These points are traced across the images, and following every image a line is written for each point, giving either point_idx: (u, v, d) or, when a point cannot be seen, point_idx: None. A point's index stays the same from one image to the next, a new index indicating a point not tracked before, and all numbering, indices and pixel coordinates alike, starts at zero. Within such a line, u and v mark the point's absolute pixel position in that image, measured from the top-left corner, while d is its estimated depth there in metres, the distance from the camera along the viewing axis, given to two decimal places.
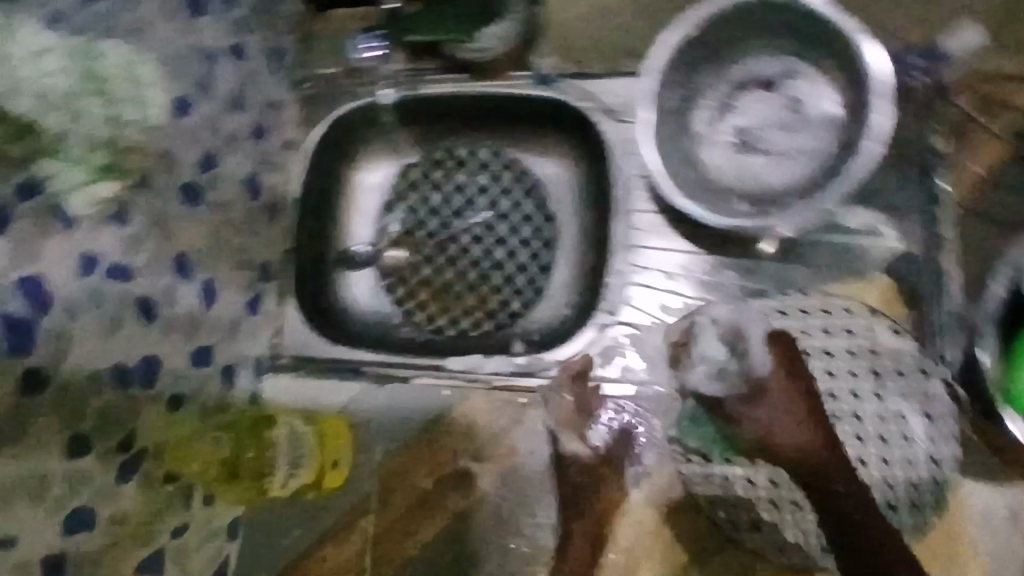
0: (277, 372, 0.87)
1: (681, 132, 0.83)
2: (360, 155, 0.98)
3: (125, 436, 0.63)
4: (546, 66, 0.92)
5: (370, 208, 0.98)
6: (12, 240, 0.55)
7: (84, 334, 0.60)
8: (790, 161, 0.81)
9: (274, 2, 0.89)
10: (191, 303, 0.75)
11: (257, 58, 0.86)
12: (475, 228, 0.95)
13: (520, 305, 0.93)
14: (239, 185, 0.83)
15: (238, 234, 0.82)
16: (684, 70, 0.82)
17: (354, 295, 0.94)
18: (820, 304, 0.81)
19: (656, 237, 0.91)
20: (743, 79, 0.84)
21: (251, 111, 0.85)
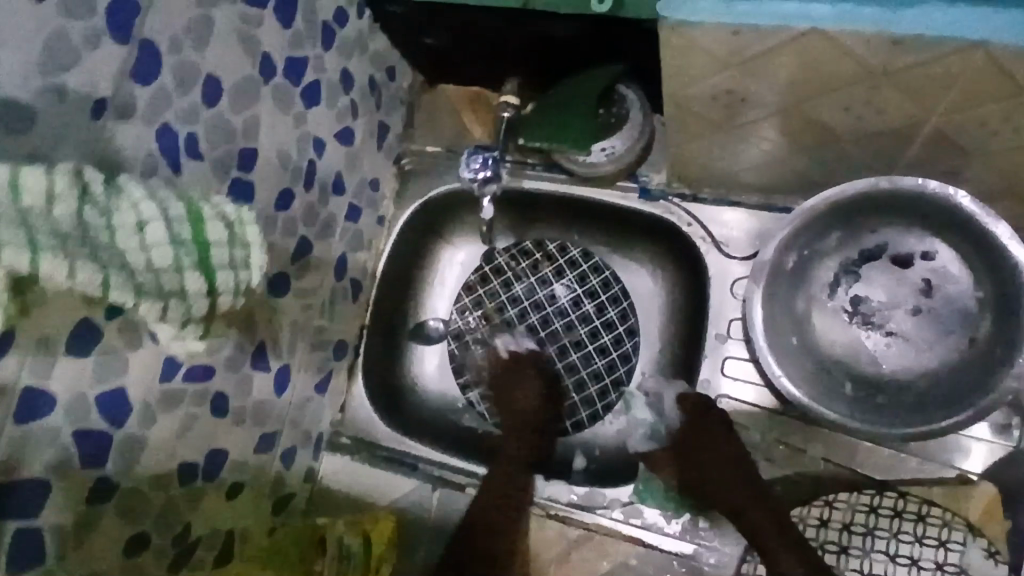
0: (334, 452, 0.89)
1: (794, 293, 0.71)
2: (450, 233, 1.00)
3: (180, 530, 0.67)
4: (654, 179, 0.86)
5: (450, 286, 1.00)
6: (96, 359, 0.55)
7: (155, 439, 0.62)
8: (912, 350, 0.68)
9: (385, 81, 0.88)
10: (266, 391, 0.76)
11: (362, 137, 0.86)
12: (554, 327, 0.95)
13: (588, 416, 0.92)
14: (329, 267, 0.84)
15: (319, 316, 0.83)
16: (811, 229, 0.68)
17: (421, 373, 0.98)
18: (922, 510, 0.70)
19: (739, 386, 0.80)
20: (875, 245, 0.69)
21: (350, 192, 0.85)
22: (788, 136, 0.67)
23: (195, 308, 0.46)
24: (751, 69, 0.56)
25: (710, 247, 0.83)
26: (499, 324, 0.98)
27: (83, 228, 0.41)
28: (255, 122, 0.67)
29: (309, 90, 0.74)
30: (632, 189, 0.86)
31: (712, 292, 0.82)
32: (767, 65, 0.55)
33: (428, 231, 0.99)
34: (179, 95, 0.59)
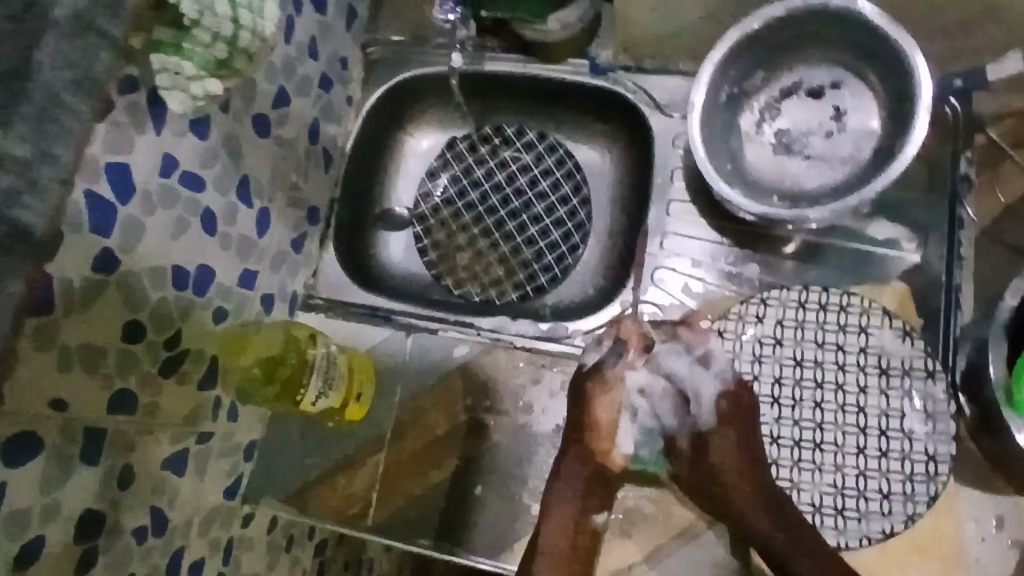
0: (309, 310, 0.93)
1: (727, 127, 0.81)
2: (412, 123, 1.06)
3: (171, 334, 0.70)
4: (603, 55, 0.96)
5: (414, 173, 1.06)
6: (109, 126, 0.59)
7: (151, 231, 0.66)
8: (829, 168, 0.79)
9: None
10: (247, 227, 0.80)
11: (334, 11, 0.92)
12: (515, 204, 1.03)
13: (549, 278, 1.00)
14: (303, 127, 0.89)
15: (295, 172, 0.88)
16: (739, 67, 0.79)
17: (388, 252, 1.03)
18: (837, 301, 0.80)
19: (688, 225, 0.89)
20: (792, 84, 0.81)
21: (322, 61, 0.91)
22: None
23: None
24: None
25: (653, 110, 0.93)
26: (461, 204, 1.04)
27: None
28: None
29: None
30: (583, 64, 0.96)
31: (657, 148, 0.92)
32: None
33: (390, 121, 1.05)
34: None
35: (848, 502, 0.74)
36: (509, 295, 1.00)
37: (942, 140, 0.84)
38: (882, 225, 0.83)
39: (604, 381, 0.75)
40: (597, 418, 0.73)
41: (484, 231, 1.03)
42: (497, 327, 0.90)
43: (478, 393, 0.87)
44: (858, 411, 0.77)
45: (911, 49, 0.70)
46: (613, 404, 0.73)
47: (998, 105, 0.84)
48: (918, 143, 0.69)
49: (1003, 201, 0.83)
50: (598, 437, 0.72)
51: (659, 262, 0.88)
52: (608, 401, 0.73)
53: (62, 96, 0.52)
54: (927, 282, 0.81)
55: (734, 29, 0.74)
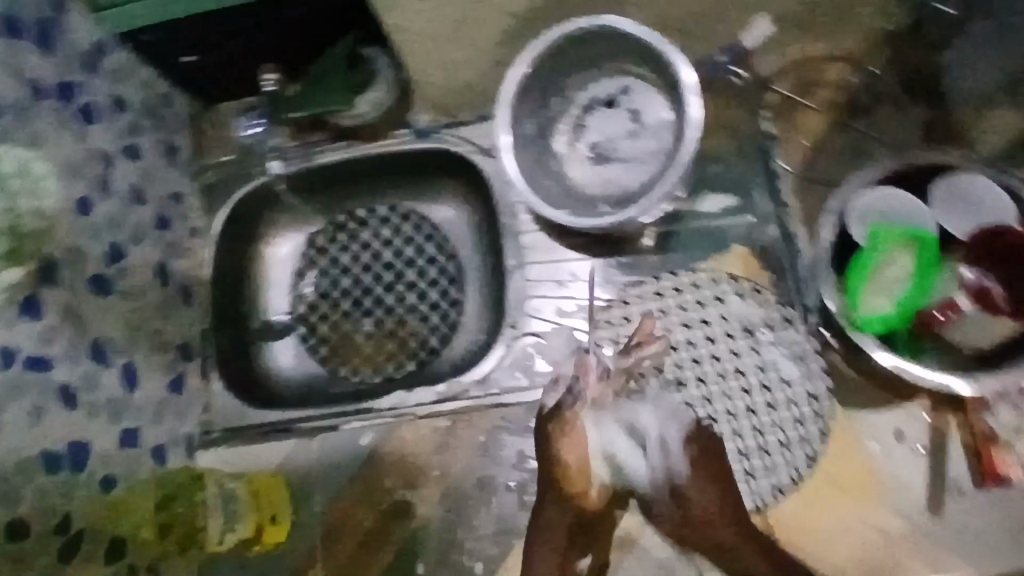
0: (209, 446, 0.92)
1: (544, 154, 0.86)
2: (268, 232, 1.06)
3: (57, 520, 0.68)
4: (422, 119, 0.99)
5: (283, 279, 1.06)
6: None
7: (6, 426, 0.65)
8: (642, 165, 0.85)
9: (161, 105, 0.97)
10: (114, 388, 0.80)
11: (151, 154, 0.94)
12: (387, 277, 1.04)
13: (442, 336, 1.02)
14: (150, 273, 0.89)
15: (153, 318, 0.89)
16: (536, 97, 0.85)
17: (278, 362, 1.02)
18: (689, 280, 0.88)
19: (544, 253, 0.92)
20: (589, 101, 0.87)
21: (153, 204, 0.93)
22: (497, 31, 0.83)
23: None
24: None
25: (483, 157, 0.97)
26: (336, 294, 1.05)
27: None
28: (34, 134, 0.74)
29: (85, 110, 0.83)
30: (406, 133, 1.00)
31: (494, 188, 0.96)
32: None
33: (247, 237, 1.05)
34: None
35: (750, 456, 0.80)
36: (407, 365, 1.02)
37: (739, 107, 0.91)
38: (709, 198, 0.89)
39: (564, 422, 0.75)
40: (565, 458, 0.73)
41: (365, 312, 1.04)
42: (396, 403, 0.89)
43: (395, 473, 0.87)
44: (737, 374, 0.84)
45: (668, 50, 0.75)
46: (580, 444, 0.73)
47: (779, 59, 0.91)
48: (698, 126, 0.76)
49: (806, 145, 0.89)
50: (574, 479, 0.72)
51: (530, 293, 0.91)
52: (571, 443, 0.73)
53: None
54: (763, 238, 0.87)
55: (515, 67, 0.79)
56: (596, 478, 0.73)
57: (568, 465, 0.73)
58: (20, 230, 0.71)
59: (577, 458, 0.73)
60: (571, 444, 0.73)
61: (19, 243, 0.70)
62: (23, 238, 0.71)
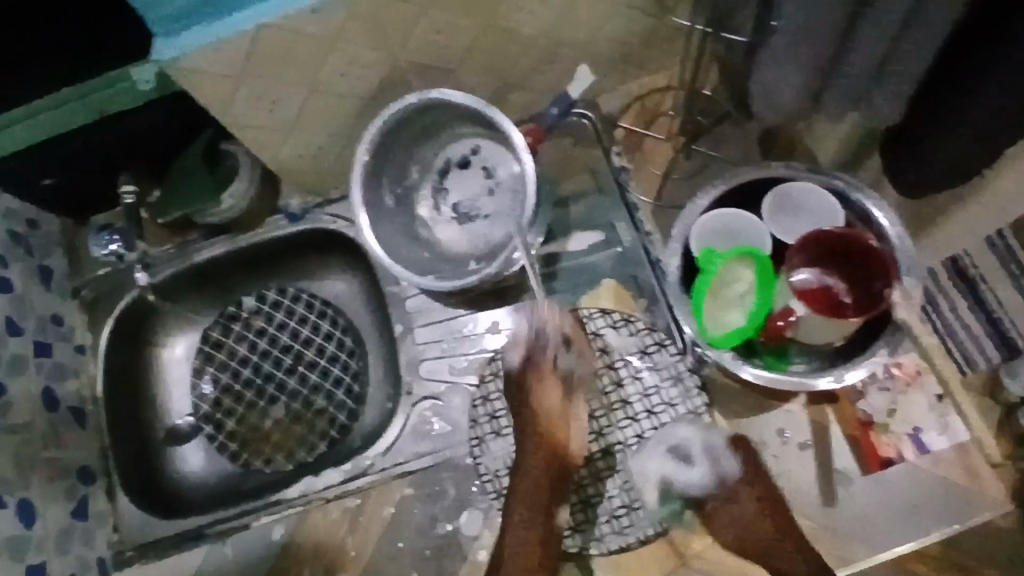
0: (123, 567, 0.91)
1: (409, 222, 0.89)
2: (160, 336, 1.05)
3: None
4: (294, 202, 1.01)
5: (182, 380, 1.04)
6: None
7: None
8: (503, 219, 0.87)
9: (28, 230, 0.96)
10: (9, 528, 0.78)
11: (23, 282, 0.93)
12: (287, 358, 1.04)
13: (350, 408, 1.02)
14: (34, 403, 0.88)
15: (44, 448, 0.87)
16: (390, 171, 0.87)
17: (187, 466, 1.01)
18: (565, 320, 0.90)
19: (430, 314, 0.93)
20: (445, 165, 0.90)
21: (30, 332, 0.92)
22: (342, 114, 0.86)
23: None
24: (256, 74, 0.74)
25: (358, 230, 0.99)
26: (237, 385, 1.04)
27: None
28: None
29: None
30: (280, 219, 1.01)
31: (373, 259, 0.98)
32: (264, 68, 0.74)
33: (138, 345, 1.04)
34: None
35: (672, 453, 0.81)
36: (318, 446, 1.01)
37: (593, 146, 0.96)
38: (575, 237, 0.93)
39: (541, 370, 0.80)
40: (545, 407, 0.79)
41: (268, 398, 1.03)
42: (304, 490, 0.89)
43: (312, 560, 0.88)
44: (624, 405, 0.85)
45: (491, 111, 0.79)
46: (555, 392, 0.80)
47: (620, 98, 0.96)
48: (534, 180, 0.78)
49: (659, 174, 0.95)
50: (559, 433, 0.79)
51: (422, 356, 0.92)
52: (549, 391, 0.80)
53: None
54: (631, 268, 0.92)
55: (359, 150, 0.82)
56: (575, 434, 0.81)
57: (544, 420, 0.79)
58: None
59: (560, 411, 0.80)
60: (551, 396, 0.80)
61: None
62: None
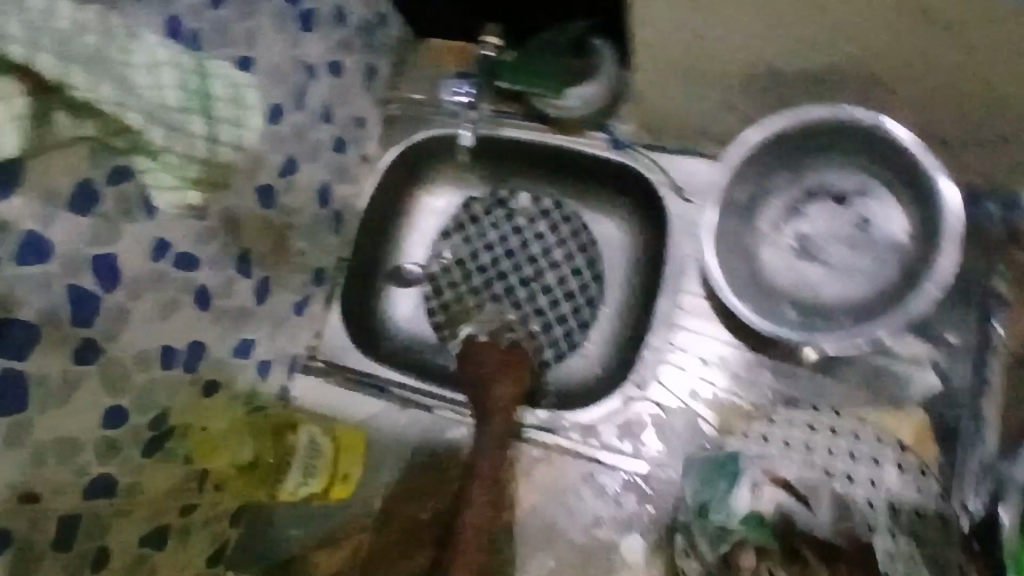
0: (309, 373, 0.93)
1: (744, 229, 0.78)
2: (428, 181, 1.03)
3: (155, 413, 0.70)
4: (624, 130, 0.91)
5: (428, 231, 1.02)
6: (95, 221, 0.59)
7: (142, 316, 0.66)
8: (850, 280, 0.75)
9: (376, 25, 0.94)
10: (245, 298, 0.80)
11: (353, 74, 0.91)
12: (529, 269, 0.98)
13: (559, 352, 0.95)
14: (312, 193, 0.88)
15: (301, 238, 0.88)
16: (761, 168, 0.76)
17: (395, 312, 1.00)
18: (852, 427, 0.78)
19: (700, 323, 0.85)
20: (816, 188, 0.76)
21: (337, 125, 0.90)
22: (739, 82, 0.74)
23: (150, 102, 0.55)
24: None
25: (669, 193, 0.89)
26: (471, 265, 1.00)
27: None
28: (254, 31, 0.72)
29: (306, 17, 0.79)
30: (603, 139, 0.92)
31: (672, 233, 0.87)
32: None
33: (409, 182, 1.02)
34: None
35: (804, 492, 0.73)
36: (510, 367, 0.95)
37: (980, 256, 0.80)
38: (908, 341, 0.80)
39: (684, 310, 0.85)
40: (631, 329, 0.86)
41: (493, 294, 0.98)
42: (495, 411, 0.86)
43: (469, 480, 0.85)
44: None
45: (932, 177, 0.68)
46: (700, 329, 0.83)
47: None
48: (938, 283, 0.67)
49: None
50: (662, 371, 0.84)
51: (667, 358, 0.85)
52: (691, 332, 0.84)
53: (22, 210, 0.53)
54: (945, 409, 0.78)
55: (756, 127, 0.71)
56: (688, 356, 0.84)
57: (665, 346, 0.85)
58: (214, 161, 0.63)
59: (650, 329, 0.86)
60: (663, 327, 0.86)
61: (209, 173, 0.64)
62: (216, 167, 0.64)
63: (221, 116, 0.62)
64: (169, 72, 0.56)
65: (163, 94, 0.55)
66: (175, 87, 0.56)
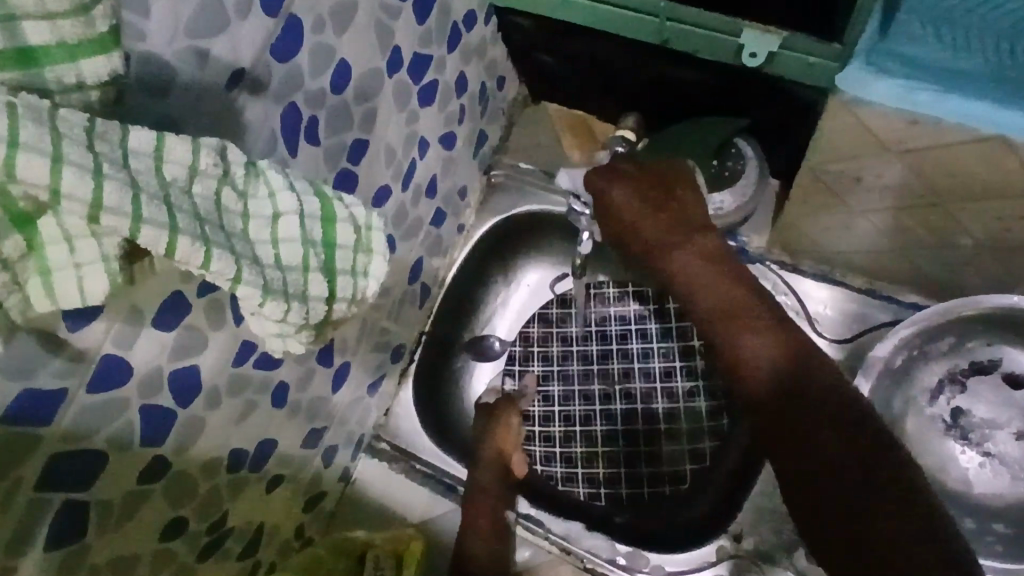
0: (372, 458, 0.86)
1: (893, 395, 0.67)
2: (523, 255, 0.94)
3: (216, 518, 0.64)
4: (754, 242, 0.81)
5: (516, 307, 0.94)
6: (181, 334, 0.53)
7: (216, 422, 0.60)
8: (1010, 477, 0.65)
9: (493, 90, 0.86)
10: (322, 386, 0.73)
11: (461, 143, 0.83)
12: (628, 386, 0.88)
13: (625, 491, 0.85)
14: (404, 270, 0.81)
15: (387, 317, 0.81)
16: (932, 334, 0.66)
17: (468, 391, 0.91)
18: None
19: None
20: (984, 360, 0.67)
21: (438, 197, 0.82)
22: (918, 226, 0.66)
23: (311, 289, 0.42)
24: (917, 156, 0.56)
25: (802, 322, 0.78)
26: (564, 356, 0.91)
27: (220, 214, 0.38)
28: (372, 113, 0.65)
29: (426, 92, 0.72)
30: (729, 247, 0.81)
31: None
32: (941, 157, 0.55)
33: (502, 253, 0.93)
34: (311, 77, 0.56)
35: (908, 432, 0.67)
36: (574, 488, 0.86)
37: None
38: None
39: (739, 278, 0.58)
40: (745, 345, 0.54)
41: (583, 396, 0.89)
42: (567, 535, 0.80)
43: None
44: None
45: None
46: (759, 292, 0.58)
47: None
48: None
49: None
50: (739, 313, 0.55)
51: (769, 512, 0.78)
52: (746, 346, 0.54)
53: (105, 334, 0.46)
54: None
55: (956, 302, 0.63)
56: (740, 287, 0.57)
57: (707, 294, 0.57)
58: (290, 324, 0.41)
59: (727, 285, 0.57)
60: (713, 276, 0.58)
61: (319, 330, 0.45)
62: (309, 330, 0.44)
63: (310, 259, 0.41)
64: (365, 237, 0.44)
65: (272, 260, 0.40)
66: (294, 245, 0.40)
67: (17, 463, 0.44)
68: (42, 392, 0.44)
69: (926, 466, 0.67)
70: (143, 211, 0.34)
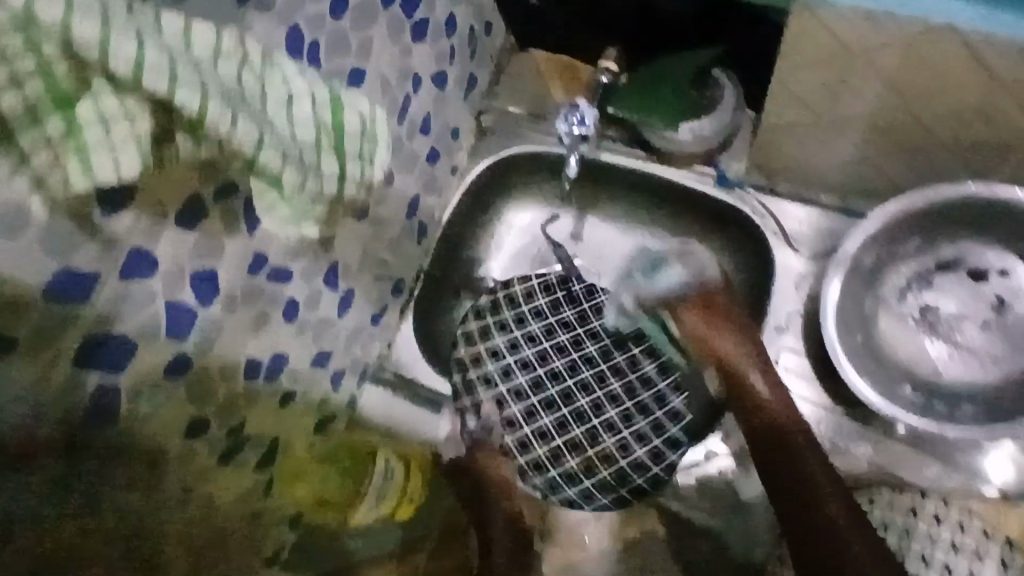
0: (377, 385, 0.90)
1: (865, 294, 0.73)
2: (515, 196, 0.98)
3: (234, 424, 0.68)
4: (733, 168, 0.86)
5: (510, 246, 0.99)
6: (198, 235, 0.57)
7: (230, 328, 0.64)
8: (975, 362, 0.71)
9: (481, 34, 0.90)
10: (328, 309, 0.78)
11: (452, 84, 0.87)
12: (577, 345, 0.93)
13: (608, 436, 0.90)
14: (402, 204, 0.85)
15: (386, 249, 0.85)
16: (900, 232, 0.71)
17: (466, 325, 0.95)
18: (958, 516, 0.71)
19: (793, 380, 0.80)
20: (950, 259, 0.72)
21: (432, 136, 0.87)
22: (884, 135, 0.71)
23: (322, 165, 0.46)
24: (890, 53, 0.61)
25: (779, 241, 0.84)
26: (518, 324, 0.95)
27: (241, 87, 0.42)
28: (368, 43, 0.70)
29: (417, 27, 0.76)
30: (709, 175, 0.87)
31: (775, 288, 0.83)
32: (907, 55, 0.60)
33: (495, 194, 0.98)
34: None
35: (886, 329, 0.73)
36: (564, 463, 0.90)
37: None
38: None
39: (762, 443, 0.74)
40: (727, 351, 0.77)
41: (543, 359, 0.93)
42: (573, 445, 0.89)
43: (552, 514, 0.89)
44: None
45: None
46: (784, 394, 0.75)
47: None
48: None
49: None
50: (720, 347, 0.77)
51: None
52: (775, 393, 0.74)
53: (129, 225, 0.50)
54: None
55: (925, 192, 0.66)
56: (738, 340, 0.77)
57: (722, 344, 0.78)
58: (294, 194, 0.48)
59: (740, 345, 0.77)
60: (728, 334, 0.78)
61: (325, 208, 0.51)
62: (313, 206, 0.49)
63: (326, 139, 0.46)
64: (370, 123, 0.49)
65: (290, 133, 0.44)
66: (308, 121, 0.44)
67: (51, 340, 0.48)
68: (74, 272, 0.47)
69: (898, 358, 0.73)
70: (177, 73, 0.38)
